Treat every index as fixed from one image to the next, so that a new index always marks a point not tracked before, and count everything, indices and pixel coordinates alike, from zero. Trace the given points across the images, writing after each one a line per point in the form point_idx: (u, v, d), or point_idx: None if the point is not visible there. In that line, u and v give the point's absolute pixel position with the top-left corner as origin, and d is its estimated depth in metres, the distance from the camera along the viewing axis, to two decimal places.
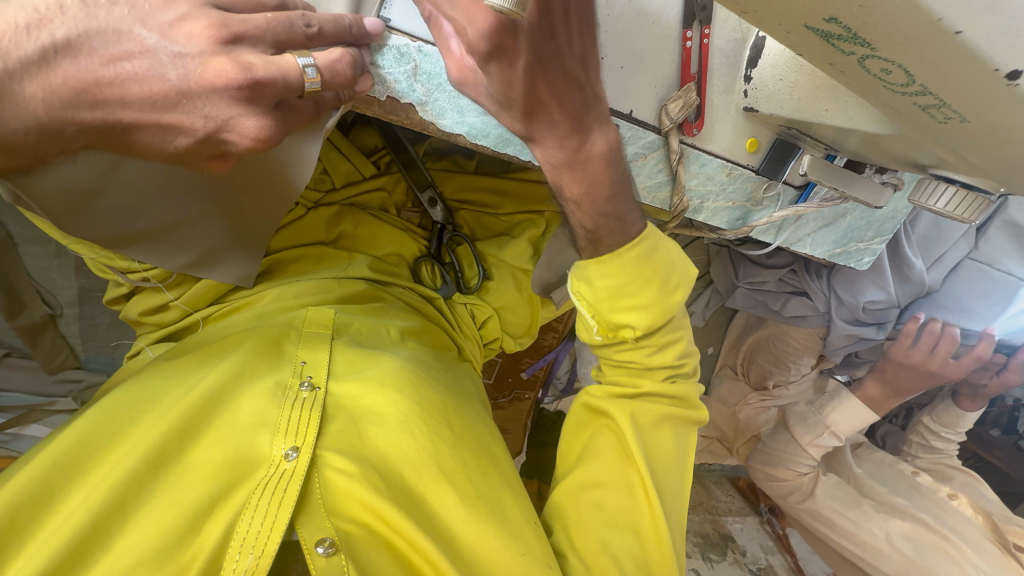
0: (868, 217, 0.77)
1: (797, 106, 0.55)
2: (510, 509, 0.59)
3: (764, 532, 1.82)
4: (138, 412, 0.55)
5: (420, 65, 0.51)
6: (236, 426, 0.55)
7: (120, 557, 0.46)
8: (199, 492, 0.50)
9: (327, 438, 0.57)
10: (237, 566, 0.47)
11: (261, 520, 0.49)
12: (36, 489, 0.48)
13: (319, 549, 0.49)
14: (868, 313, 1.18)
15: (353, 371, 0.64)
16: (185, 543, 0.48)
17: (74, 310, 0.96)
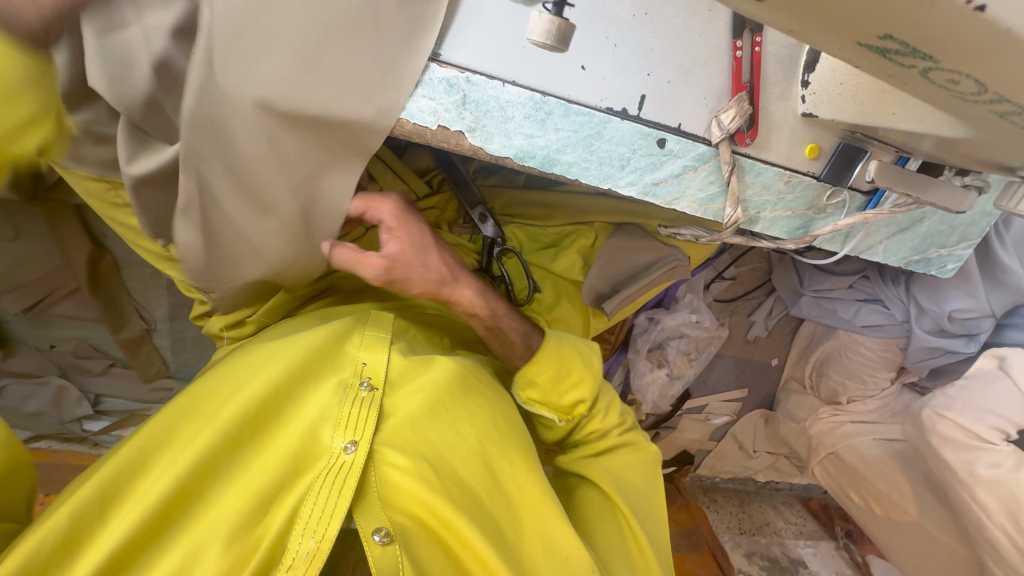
0: (950, 221, 0.71)
1: (861, 111, 0.51)
2: (550, 521, 0.62)
3: (839, 559, 1.71)
4: (206, 398, 0.59)
5: (468, 94, 0.51)
6: (302, 419, 0.60)
7: (202, 530, 0.52)
8: (268, 478, 0.55)
9: (383, 434, 0.62)
10: (300, 548, 0.52)
11: (321, 508, 0.54)
12: (128, 457, 0.53)
13: (375, 538, 0.54)
14: (956, 323, 1.08)
15: (408, 376, 0.68)
16: (255, 525, 0.53)
17: (167, 325, 1.06)
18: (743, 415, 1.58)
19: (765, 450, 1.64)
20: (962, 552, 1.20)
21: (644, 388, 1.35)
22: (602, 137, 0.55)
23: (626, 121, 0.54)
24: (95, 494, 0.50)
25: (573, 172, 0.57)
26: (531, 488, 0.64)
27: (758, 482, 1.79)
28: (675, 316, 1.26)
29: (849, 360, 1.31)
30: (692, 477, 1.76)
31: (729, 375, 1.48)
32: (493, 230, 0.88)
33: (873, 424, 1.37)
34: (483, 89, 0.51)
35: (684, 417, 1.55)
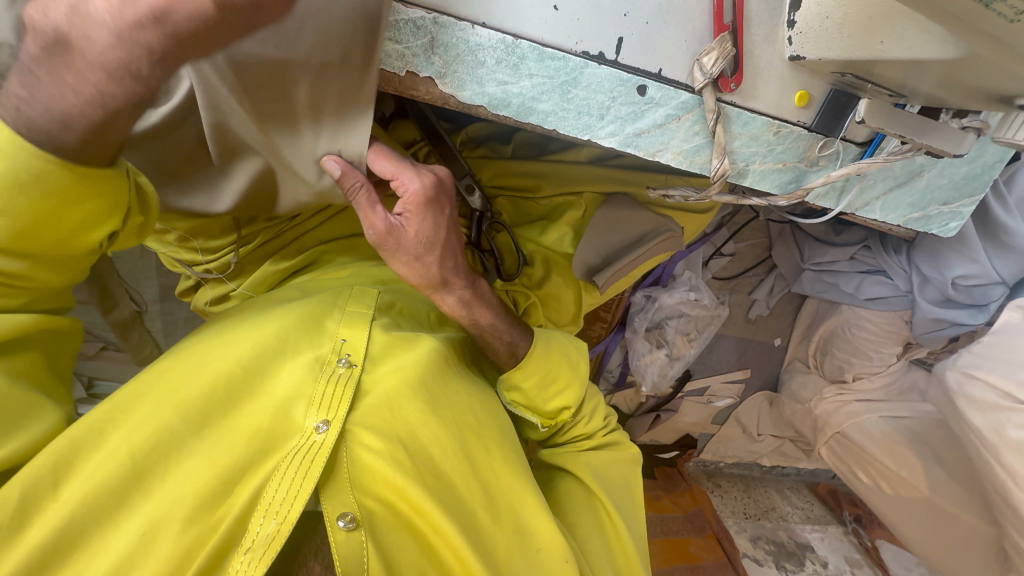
0: (951, 173, 0.68)
1: (849, 45, 0.50)
2: (522, 503, 0.63)
3: (849, 544, 1.68)
4: (175, 369, 0.57)
5: (437, 37, 0.50)
6: (274, 395, 0.58)
7: (160, 504, 0.50)
8: (234, 456, 0.53)
9: (358, 413, 0.60)
10: (260, 530, 0.50)
11: (287, 489, 0.52)
12: (89, 427, 0.52)
13: (340, 523, 0.52)
14: (960, 291, 1.04)
15: (386, 353, 0.66)
16: (218, 502, 0.51)
17: (157, 307, 1.07)
18: (746, 397, 1.56)
19: (770, 434, 1.61)
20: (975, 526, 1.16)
21: (643, 369, 1.33)
22: (578, 83, 0.53)
23: (604, 66, 0.52)
24: (54, 464, 0.49)
25: (551, 122, 0.55)
26: (505, 472, 0.64)
27: (763, 466, 1.77)
28: (673, 294, 1.23)
29: (854, 336, 1.28)
30: (695, 462, 1.73)
31: (730, 356, 1.46)
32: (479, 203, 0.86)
33: (880, 403, 1.34)
34: (452, 31, 0.50)
35: (686, 399, 1.52)
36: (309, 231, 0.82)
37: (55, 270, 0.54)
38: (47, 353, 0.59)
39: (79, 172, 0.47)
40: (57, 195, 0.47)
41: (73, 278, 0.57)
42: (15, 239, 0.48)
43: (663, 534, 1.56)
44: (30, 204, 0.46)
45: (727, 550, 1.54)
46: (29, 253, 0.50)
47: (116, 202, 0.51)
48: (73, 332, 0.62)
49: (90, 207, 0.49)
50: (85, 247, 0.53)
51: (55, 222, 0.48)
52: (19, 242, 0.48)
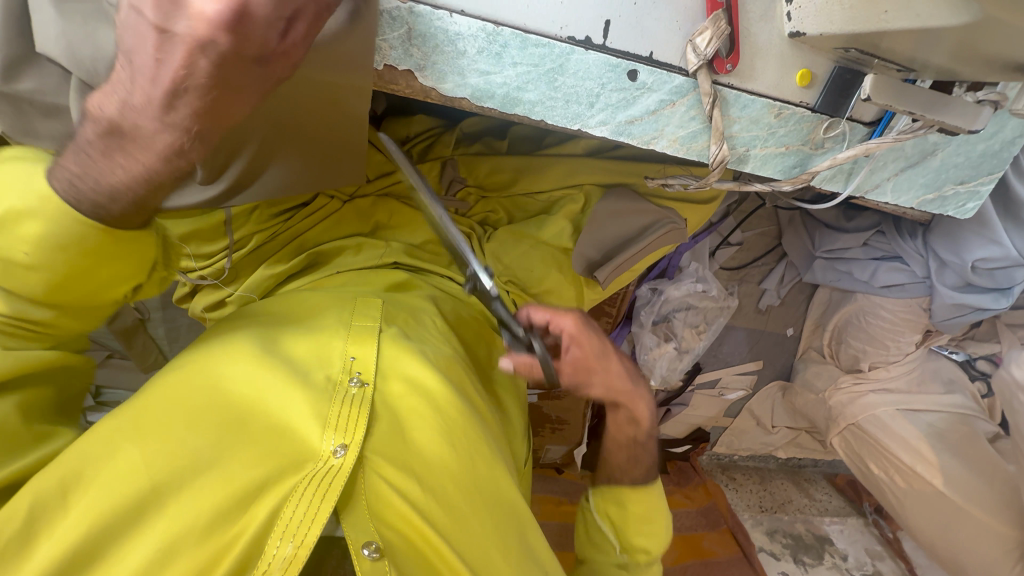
0: (967, 152, 0.64)
1: (850, 17, 0.47)
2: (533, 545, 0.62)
3: (869, 535, 1.64)
4: (185, 385, 0.55)
5: (413, 27, 0.48)
6: (289, 414, 0.55)
7: (173, 526, 0.47)
8: (250, 474, 0.51)
9: (374, 440, 0.56)
10: (277, 553, 0.47)
11: (304, 510, 0.49)
12: (100, 440, 0.50)
13: (364, 552, 0.49)
14: (982, 275, 1.00)
15: (401, 370, 0.62)
16: (231, 520, 0.49)
17: (159, 314, 1.07)
18: (759, 389, 1.52)
19: (784, 426, 1.57)
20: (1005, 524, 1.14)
21: (653, 364, 1.30)
22: (565, 71, 0.51)
23: (591, 51, 0.50)
24: (62, 479, 0.48)
25: (538, 112, 0.53)
26: (512, 502, 0.61)
27: (779, 459, 1.73)
28: (679, 286, 1.21)
29: (869, 325, 1.24)
30: (709, 455, 1.70)
31: (741, 348, 1.42)
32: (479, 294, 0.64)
33: (898, 394, 1.28)
34: (429, 21, 0.48)
35: (696, 393, 1.49)
36: (303, 231, 0.81)
37: (76, 319, 0.59)
38: (58, 387, 0.61)
39: (114, 234, 0.52)
40: (90, 251, 0.52)
41: (92, 322, 0.62)
42: (53, 287, 0.54)
43: (677, 530, 1.55)
44: (66, 262, 0.52)
45: (742, 545, 1.52)
46: (58, 303, 0.56)
47: (138, 261, 0.57)
48: (84, 368, 0.65)
49: (125, 266, 0.56)
50: (112, 295, 0.59)
51: (90, 278, 0.55)
52: (56, 293, 0.55)
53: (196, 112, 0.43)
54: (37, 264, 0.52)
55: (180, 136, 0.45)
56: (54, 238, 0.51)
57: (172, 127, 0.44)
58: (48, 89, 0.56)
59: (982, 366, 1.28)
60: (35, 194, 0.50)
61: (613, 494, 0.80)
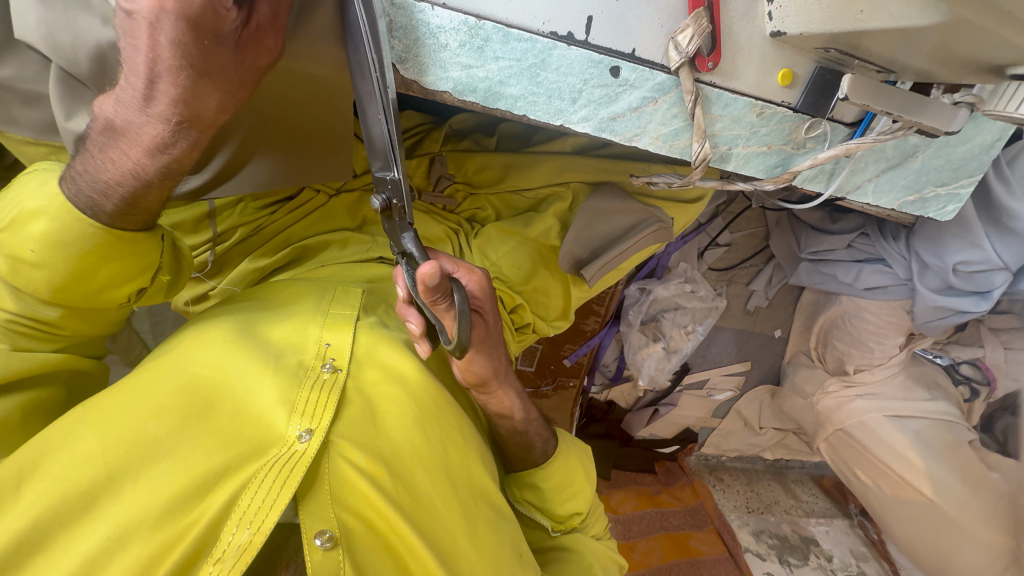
0: (947, 154, 0.65)
1: (828, 17, 0.47)
2: (500, 543, 0.60)
3: (854, 536, 1.66)
4: (153, 372, 0.54)
5: (396, 20, 0.48)
6: (257, 400, 0.55)
7: (129, 512, 0.46)
8: (212, 460, 0.50)
9: (342, 424, 0.55)
10: (233, 539, 0.47)
11: (263, 498, 0.48)
12: (63, 427, 0.50)
13: (317, 541, 0.49)
14: (964, 278, 1.01)
15: (374, 358, 0.61)
16: (190, 506, 0.48)
17: (145, 307, 1.08)
18: (747, 390, 1.53)
19: (772, 427, 1.59)
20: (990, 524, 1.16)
21: (640, 362, 1.31)
22: (547, 66, 0.51)
23: (574, 47, 0.50)
24: (21, 467, 0.47)
25: (520, 107, 0.54)
26: (483, 494, 0.61)
27: (767, 460, 1.74)
28: (668, 285, 1.22)
29: (854, 327, 1.24)
30: (696, 456, 1.71)
31: (730, 349, 1.43)
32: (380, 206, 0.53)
33: (883, 399, 1.28)
34: (411, 14, 0.48)
35: (684, 393, 1.50)
36: (289, 226, 0.81)
37: (85, 322, 0.61)
38: (70, 391, 0.64)
39: (117, 237, 0.54)
40: (93, 254, 0.54)
41: (106, 328, 0.64)
42: (59, 289, 0.55)
43: (664, 530, 1.55)
44: (70, 261, 0.54)
45: (728, 545, 1.52)
46: (68, 305, 0.58)
47: (140, 263, 0.57)
48: (98, 376, 0.68)
49: (125, 265, 0.56)
50: (113, 301, 0.60)
51: (89, 280, 0.56)
52: (60, 295, 0.56)
53: (172, 100, 0.46)
54: (43, 264, 0.54)
55: (164, 127, 0.48)
56: (55, 236, 0.52)
57: (154, 118, 0.47)
58: (27, 77, 0.56)
59: (965, 370, 1.30)
60: (46, 196, 0.53)
61: (526, 479, 0.77)
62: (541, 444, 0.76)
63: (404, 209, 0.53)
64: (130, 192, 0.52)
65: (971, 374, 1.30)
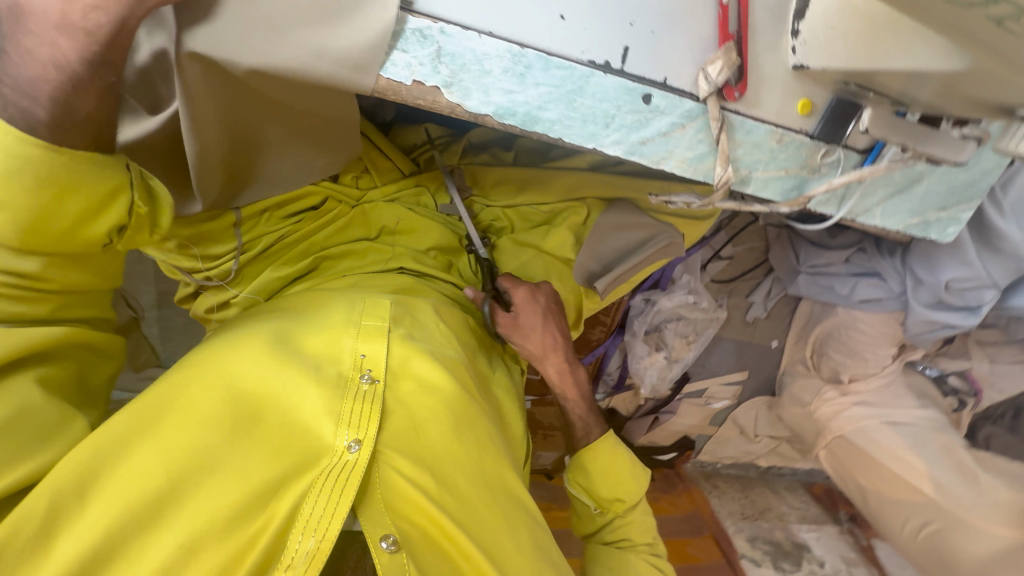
0: (950, 181, 0.69)
1: (852, 54, 0.50)
2: (543, 540, 0.63)
3: (844, 542, 1.70)
4: (199, 385, 0.55)
5: (442, 46, 0.50)
6: (303, 412, 0.56)
7: (194, 522, 0.48)
8: (267, 471, 0.52)
9: (387, 434, 0.57)
10: (300, 547, 0.49)
11: (323, 507, 0.50)
12: (115, 441, 0.50)
13: (383, 544, 0.52)
14: (954, 294, 1.06)
15: (408, 370, 0.62)
16: (253, 515, 0.50)
17: (155, 311, 1.08)
18: (744, 399, 1.56)
19: (767, 434, 1.63)
20: (986, 528, 1.18)
21: (643, 372, 1.33)
22: (584, 92, 0.53)
23: (610, 75, 0.53)
24: (84, 475, 0.48)
25: (556, 131, 0.55)
26: (525, 497, 0.64)
27: (761, 467, 1.78)
28: (672, 297, 1.24)
29: (849, 338, 1.28)
30: (693, 463, 1.74)
31: (729, 358, 1.46)
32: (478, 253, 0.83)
33: (879, 407, 1.34)
34: (458, 41, 0.50)
35: (684, 401, 1.53)
36: (311, 235, 0.82)
37: (74, 267, 0.61)
38: (81, 364, 0.64)
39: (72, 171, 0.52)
40: (64, 193, 0.52)
41: (105, 280, 0.66)
42: (33, 235, 0.54)
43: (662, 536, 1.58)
44: (40, 204, 0.52)
45: (725, 551, 1.56)
46: (46, 252, 0.57)
47: (113, 198, 0.56)
48: (112, 347, 0.69)
49: (99, 204, 0.55)
50: (95, 243, 0.58)
51: (65, 220, 0.54)
52: (35, 240, 0.54)
53: None
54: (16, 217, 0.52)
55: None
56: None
57: None
58: None
59: (953, 381, 1.37)
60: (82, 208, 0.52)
61: (579, 464, 0.88)
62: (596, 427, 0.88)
63: None
64: None
65: (959, 385, 1.37)
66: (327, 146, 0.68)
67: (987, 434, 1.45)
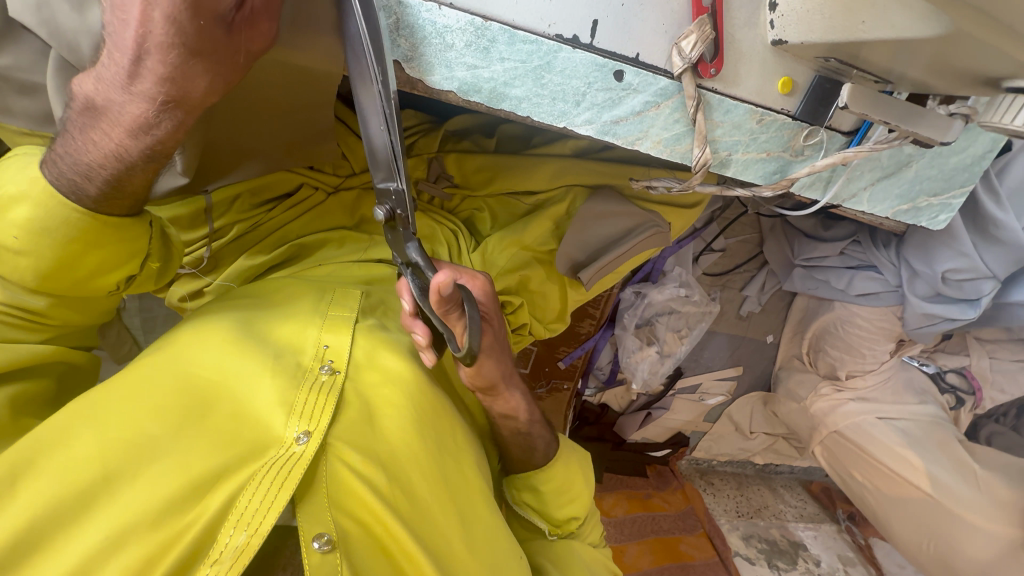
0: (941, 165, 0.66)
1: (830, 26, 0.48)
2: (497, 548, 0.61)
3: (842, 541, 1.68)
4: (149, 372, 0.53)
5: (402, 18, 0.49)
6: (255, 401, 0.55)
7: (125, 513, 0.46)
8: (209, 461, 0.50)
9: (341, 427, 0.55)
10: (229, 541, 0.46)
11: (260, 499, 0.48)
12: (57, 427, 0.49)
13: (315, 544, 0.48)
14: (952, 285, 1.02)
15: (371, 363, 0.61)
16: (187, 507, 0.48)
17: (135, 303, 1.07)
18: (738, 395, 1.54)
19: (763, 431, 1.61)
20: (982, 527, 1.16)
21: (633, 366, 1.31)
22: (551, 68, 0.51)
23: (579, 50, 0.50)
24: (14, 463, 0.46)
25: (524, 109, 0.54)
26: (480, 502, 0.62)
27: (757, 465, 1.75)
28: (663, 290, 1.22)
29: (847, 334, 1.26)
30: (687, 460, 1.72)
31: (722, 353, 1.44)
32: (385, 215, 0.53)
33: (875, 403, 1.31)
34: (418, 13, 0.48)
35: (677, 397, 1.50)
36: (286, 223, 0.80)
37: (74, 311, 0.61)
38: (58, 382, 0.64)
39: (104, 223, 0.53)
40: (80, 241, 0.53)
41: (97, 317, 0.65)
42: (45, 277, 0.55)
43: (655, 533, 1.56)
44: (53, 249, 0.53)
45: (719, 549, 1.54)
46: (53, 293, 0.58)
47: (130, 249, 0.57)
48: (89, 370, 0.69)
49: (114, 253, 0.56)
50: (102, 288, 0.59)
51: (78, 265, 0.55)
52: (48, 282, 0.56)
53: (161, 80, 0.45)
54: (30, 250, 0.53)
55: (151, 108, 0.46)
56: (38, 223, 0.51)
57: (140, 98, 0.46)
58: (24, 66, 0.55)
59: (952, 379, 1.34)
60: (27, 179, 0.51)
61: (525, 481, 0.77)
62: (543, 446, 0.77)
63: (407, 220, 0.53)
64: (115, 174, 0.50)
65: (958, 383, 1.34)
66: (302, 132, 0.67)
67: (989, 432, 1.43)
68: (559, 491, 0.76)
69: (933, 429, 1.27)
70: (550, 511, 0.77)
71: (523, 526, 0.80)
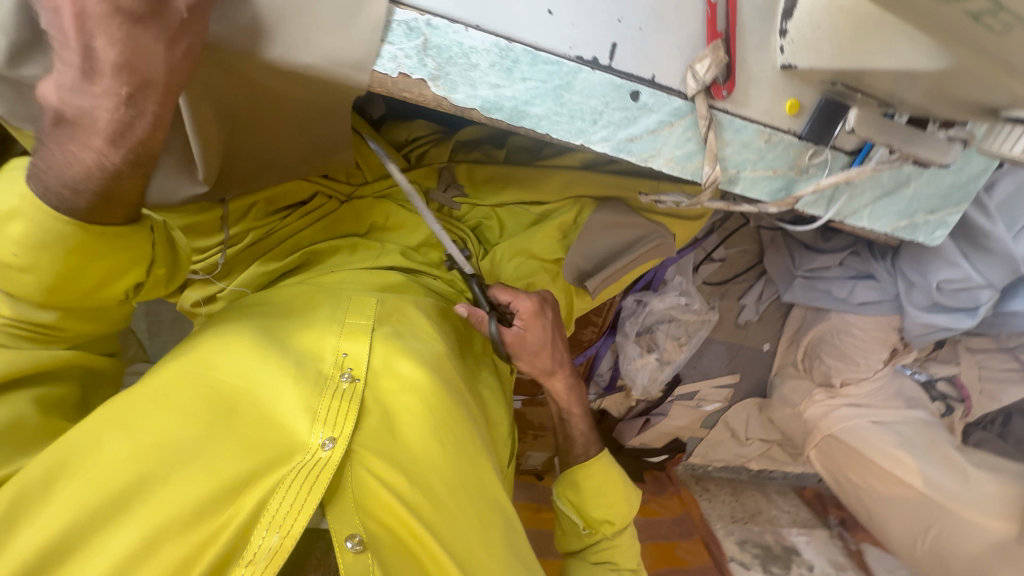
0: (937, 183, 0.69)
1: (837, 56, 0.50)
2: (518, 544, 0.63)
3: (833, 547, 1.70)
4: (175, 379, 0.54)
5: (429, 39, 0.50)
6: (280, 407, 0.56)
7: (159, 517, 0.47)
8: (237, 466, 0.51)
9: (362, 432, 0.57)
10: (262, 543, 0.48)
11: (290, 502, 0.50)
12: (85, 432, 0.50)
13: (348, 544, 0.51)
14: (948, 294, 1.06)
15: (390, 369, 0.62)
16: (219, 510, 0.49)
17: (140, 307, 1.07)
18: (734, 402, 1.56)
19: (758, 438, 1.63)
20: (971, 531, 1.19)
21: (634, 373, 1.32)
22: (571, 88, 0.53)
23: (598, 71, 0.53)
24: (52, 465, 0.48)
25: (544, 126, 0.55)
26: (499, 504, 0.63)
27: (751, 471, 1.77)
28: (664, 299, 1.23)
29: (841, 342, 1.28)
30: (684, 466, 1.74)
31: (720, 361, 1.46)
32: None
33: (868, 407, 1.34)
34: (446, 33, 0.50)
35: (675, 403, 1.52)
36: (300, 231, 0.81)
37: (88, 321, 0.62)
38: (82, 387, 0.65)
39: (101, 234, 0.54)
40: (81, 253, 0.54)
41: (112, 326, 0.66)
42: (48, 291, 0.56)
43: (652, 539, 1.57)
44: (57, 263, 0.53)
45: (714, 554, 1.56)
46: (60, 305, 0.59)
47: (133, 255, 0.57)
48: (112, 375, 0.70)
49: (117, 261, 0.57)
50: (111, 297, 0.60)
51: (83, 277, 0.56)
52: (52, 296, 0.56)
53: None
54: (31, 267, 0.53)
55: None
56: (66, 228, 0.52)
57: None
58: None
59: (941, 387, 1.38)
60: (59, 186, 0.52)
61: (571, 481, 0.89)
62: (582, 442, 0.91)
63: None
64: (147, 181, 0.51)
65: (947, 391, 1.37)
66: None
67: (978, 439, 1.47)
68: (601, 496, 0.88)
69: (923, 429, 1.30)
70: (591, 512, 0.88)
71: (565, 524, 0.92)
